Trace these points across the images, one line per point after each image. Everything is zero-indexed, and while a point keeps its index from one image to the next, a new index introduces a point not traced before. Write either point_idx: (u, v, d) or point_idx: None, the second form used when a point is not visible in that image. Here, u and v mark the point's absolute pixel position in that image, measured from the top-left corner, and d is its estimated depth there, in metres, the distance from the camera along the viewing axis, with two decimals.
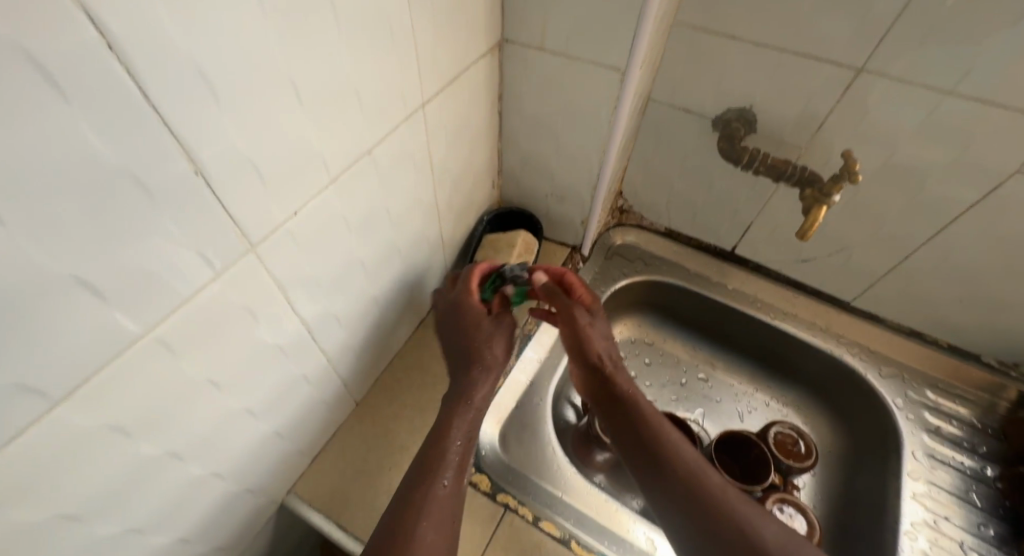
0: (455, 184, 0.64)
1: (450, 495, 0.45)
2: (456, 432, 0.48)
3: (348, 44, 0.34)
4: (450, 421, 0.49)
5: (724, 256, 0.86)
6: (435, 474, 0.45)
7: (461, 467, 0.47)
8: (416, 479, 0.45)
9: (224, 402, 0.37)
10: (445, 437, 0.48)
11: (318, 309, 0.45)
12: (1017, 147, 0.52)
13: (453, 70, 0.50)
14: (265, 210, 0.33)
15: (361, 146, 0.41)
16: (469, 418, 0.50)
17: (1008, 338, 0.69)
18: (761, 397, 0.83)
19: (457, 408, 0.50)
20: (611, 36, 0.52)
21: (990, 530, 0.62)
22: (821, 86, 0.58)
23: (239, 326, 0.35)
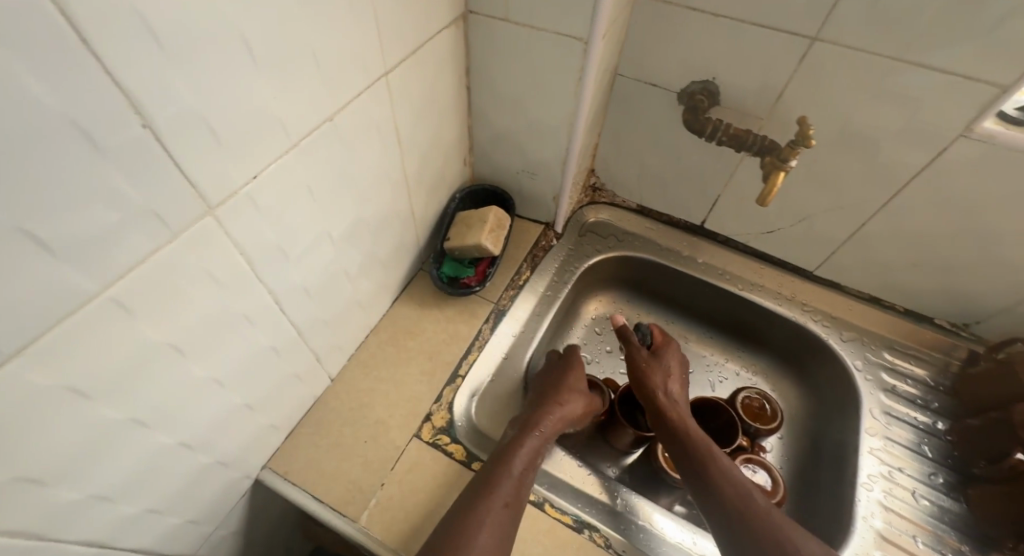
0: (424, 159, 0.64)
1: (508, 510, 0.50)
2: (517, 460, 0.54)
3: (301, 6, 0.34)
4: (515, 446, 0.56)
5: (694, 230, 0.88)
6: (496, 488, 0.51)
7: (518, 488, 0.52)
8: (479, 493, 0.51)
9: (188, 369, 0.37)
10: (507, 462, 0.54)
11: (285, 279, 0.45)
12: (959, 112, 0.54)
13: (416, 39, 0.50)
14: (223, 173, 0.33)
15: (322, 113, 0.41)
16: (531, 449, 0.56)
17: (959, 301, 0.72)
18: (731, 367, 0.86)
19: (522, 439, 0.57)
20: (571, 6, 0.52)
21: (940, 479, 0.66)
22: (778, 56, 0.59)
23: (198, 290, 0.35)
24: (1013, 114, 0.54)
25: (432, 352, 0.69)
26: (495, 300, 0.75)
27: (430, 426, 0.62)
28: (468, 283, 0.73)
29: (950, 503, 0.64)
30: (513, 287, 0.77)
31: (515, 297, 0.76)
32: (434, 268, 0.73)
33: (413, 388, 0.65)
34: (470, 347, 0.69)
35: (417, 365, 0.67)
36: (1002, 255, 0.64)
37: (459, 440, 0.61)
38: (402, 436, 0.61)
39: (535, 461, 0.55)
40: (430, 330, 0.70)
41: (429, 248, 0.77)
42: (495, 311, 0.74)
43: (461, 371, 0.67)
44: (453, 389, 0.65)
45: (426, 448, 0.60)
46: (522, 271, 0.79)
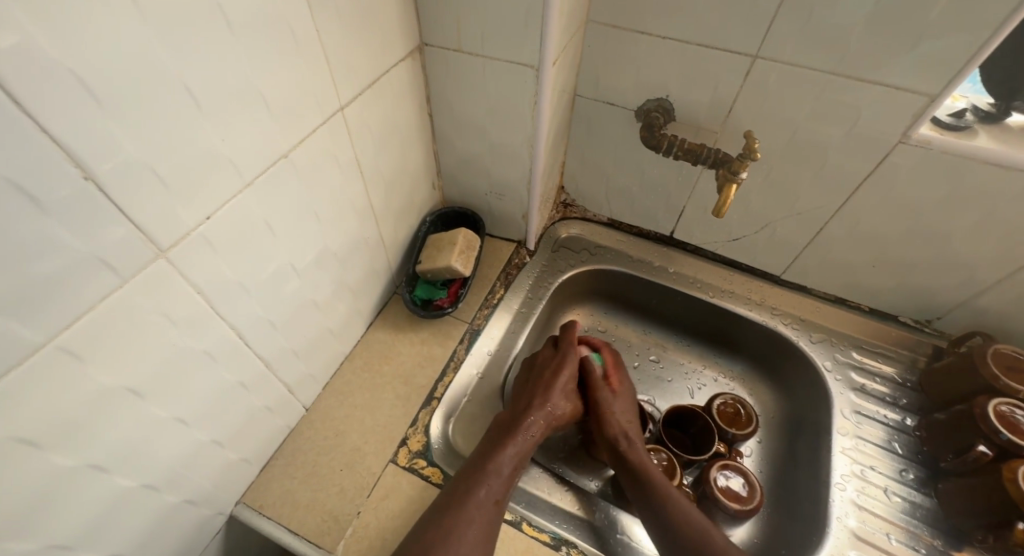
0: (390, 186, 0.65)
1: (473, 539, 0.50)
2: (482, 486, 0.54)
3: (246, 54, 0.36)
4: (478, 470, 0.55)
5: (663, 241, 0.89)
6: (460, 519, 0.51)
7: (485, 518, 0.52)
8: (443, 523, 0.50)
9: (145, 410, 0.38)
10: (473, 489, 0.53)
11: (248, 314, 0.45)
12: (896, 120, 0.57)
13: (371, 74, 0.52)
14: (173, 216, 0.34)
15: (276, 152, 0.42)
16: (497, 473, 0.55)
17: (919, 298, 0.74)
18: (709, 373, 0.87)
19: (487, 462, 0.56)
20: (520, 37, 0.54)
21: (910, 475, 0.67)
22: (725, 74, 0.62)
23: (151, 331, 0.36)
24: (945, 120, 0.58)
25: (407, 375, 0.69)
26: (470, 320, 0.75)
27: (406, 450, 0.62)
28: (441, 305, 0.73)
29: (921, 498, 0.65)
30: (487, 307, 0.77)
31: (490, 316, 0.76)
32: (407, 292, 0.74)
33: (389, 413, 0.65)
34: (445, 369, 0.70)
35: (392, 390, 0.67)
36: (952, 252, 0.66)
37: (435, 463, 0.61)
38: (378, 462, 0.61)
39: (516, 464, 0.57)
40: (405, 354, 0.71)
41: (401, 271, 0.77)
42: (469, 331, 0.74)
43: (437, 393, 0.67)
44: (429, 412, 0.65)
45: (402, 472, 0.60)
46: (495, 289, 0.80)
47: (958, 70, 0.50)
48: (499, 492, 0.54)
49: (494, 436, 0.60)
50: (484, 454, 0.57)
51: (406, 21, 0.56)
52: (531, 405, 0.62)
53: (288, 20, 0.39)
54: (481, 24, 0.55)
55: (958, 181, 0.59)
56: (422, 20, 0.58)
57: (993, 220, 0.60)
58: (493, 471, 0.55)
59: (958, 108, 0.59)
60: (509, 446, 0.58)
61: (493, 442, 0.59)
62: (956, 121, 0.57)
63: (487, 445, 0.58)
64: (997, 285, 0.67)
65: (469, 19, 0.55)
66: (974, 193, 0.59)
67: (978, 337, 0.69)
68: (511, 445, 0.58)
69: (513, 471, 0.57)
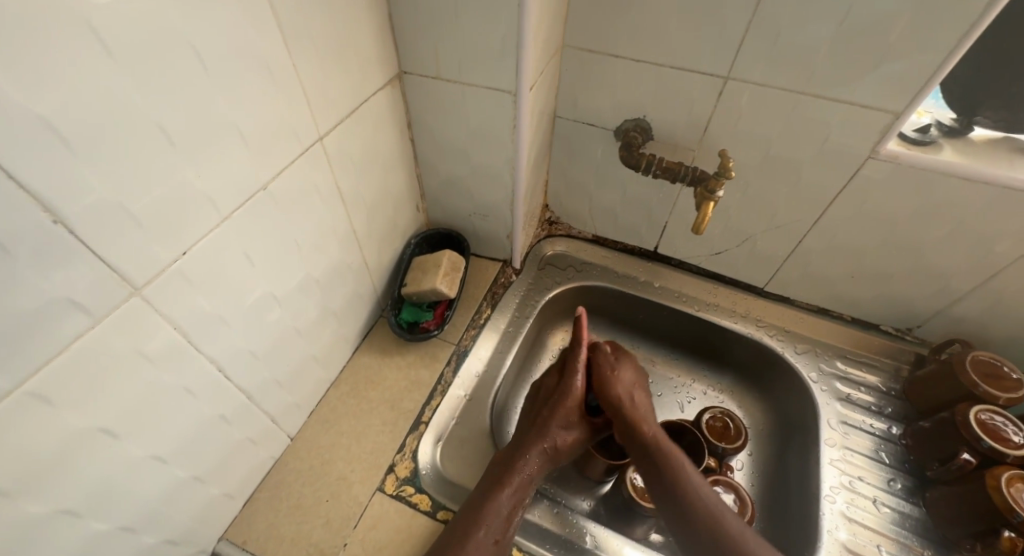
0: (373, 212, 0.65)
1: None
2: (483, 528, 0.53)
3: (222, 91, 0.36)
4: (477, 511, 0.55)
5: (648, 255, 0.90)
6: None
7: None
8: None
9: (120, 450, 0.37)
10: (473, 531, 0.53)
11: (228, 347, 0.45)
12: (865, 136, 0.58)
13: (350, 103, 0.53)
14: (147, 252, 0.34)
15: (254, 184, 0.42)
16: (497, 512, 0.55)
17: (898, 307, 0.76)
18: (699, 386, 0.86)
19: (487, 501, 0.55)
20: (497, 64, 0.56)
21: (898, 484, 0.67)
22: (699, 94, 0.64)
23: (126, 371, 0.35)
24: (911, 135, 0.60)
25: (394, 401, 0.68)
26: (457, 341, 0.75)
27: (393, 477, 0.61)
28: (428, 327, 0.74)
29: (910, 508, 0.66)
30: (473, 327, 0.77)
31: (476, 337, 0.76)
32: (392, 315, 0.74)
33: (375, 440, 0.64)
34: (432, 393, 0.69)
35: (379, 415, 0.67)
36: (927, 263, 0.68)
37: (424, 489, 0.60)
38: (365, 491, 0.60)
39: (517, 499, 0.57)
40: (391, 378, 0.70)
41: (386, 294, 0.77)
42: (456, 353, 0.74)
43: (424, 417, 0.67)
44: (416, 437, 0.65)
45: (389, 501, 0.59)
46: (481, 309, 0.80)
47: (920, 88, 0.52)
48: (499, 531, 0.54)
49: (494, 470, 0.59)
50: (483, 491, 0.57)
51: (384, 51, 0.56)
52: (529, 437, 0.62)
53: (264, 56, 0.39)
54: (458, 52, 0.56)
55: (927, 194, 0.60)
56: (400, 49, 0.59)
57: (963, 230, 0.62)
58: (492, 516, 0.54)
59: (923, 124, 0.61)
60: (507, 482, 0.57)
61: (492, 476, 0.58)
62: (921, 137, 0.59)
63: (486, 481, 0.58)
64: (971, 293, 0.68)
65: (447, 47, 0.56)
66: (943, 205, 0.61)
67: (956, 345, 0.71)
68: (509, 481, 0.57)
69: (512, 511, 0.56)
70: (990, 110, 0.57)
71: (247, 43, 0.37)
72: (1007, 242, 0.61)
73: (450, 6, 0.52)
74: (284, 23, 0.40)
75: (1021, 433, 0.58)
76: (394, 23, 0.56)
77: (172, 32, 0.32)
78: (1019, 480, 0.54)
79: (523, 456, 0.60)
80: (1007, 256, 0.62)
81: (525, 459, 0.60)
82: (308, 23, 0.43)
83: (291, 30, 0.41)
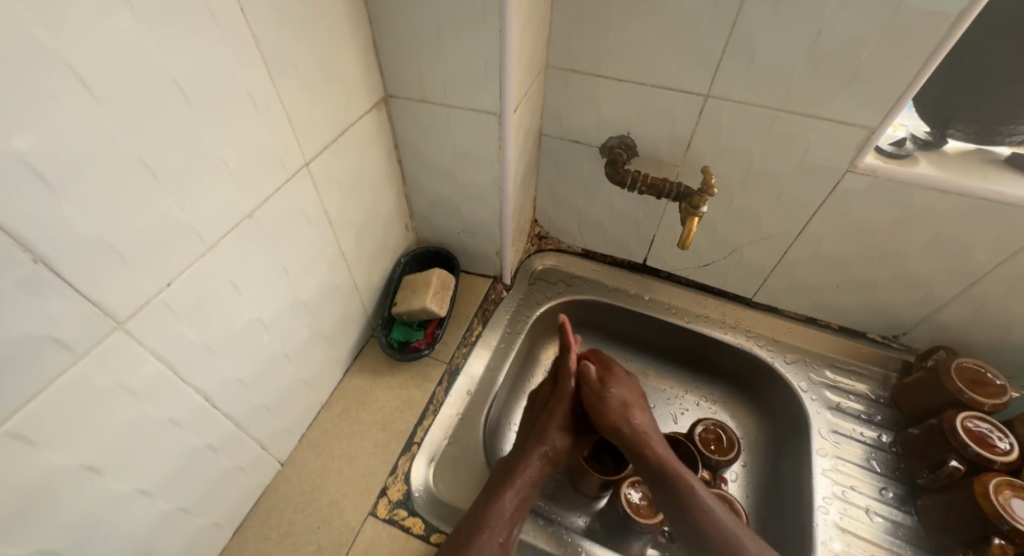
0: (361, 233, 0.65)
1: None
2: (488, 532, 0.54)
3: (205, 123, 0.37)
4: (481, 516, 0.55)
5: (637, 268, 0.90)
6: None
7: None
8: None
9: (102, 486, 0.37)
10: (479, 535, 0.53)
11: (215, 375, 0.45)
12: (843, 149, 0.60)
13: (336, 128, 0.53)
14: (131, 286, 0.35)
15: (239, 212, 0.42)
16: (501, 518, 0.55)
17: (884, 315, 0.77)
18: (691, 398, 0.86)
19: (489, 506, 0.56)
20: (481, 87, 0.56)
21: (890, 493, 0.68)
22: (680, 112, 0.65)
23: (109, 406, 0.35)
24: (888, 149, 0.61)
25: (386, 422, 0.68)
26: (448, 360, 0.75)
27: (385, 501, 0.60)
28: (418, 347, 0.73)
29: (903, 517, 0.66)
30: (465, 345, 0.77)
31: (468, 354, 0.76)
32: (383, 335, 0.73)
33: (367, 462, 0.64)
34: (424, 412, 0.69)
35: (370, 437, 0.66)
36: (909, 271, 0.69)
37: (417, 512, 0.60)
38: (357, 515, 0.59)
39: (519, 505, 0.58)
40: (383, 399, 0.70)
41: (377, 314, 0.77)
42: (448, 371, 0.74)
43: (416, 438, 0.66)
44: (408, 458, 0.64)
45: (382, 525, 0.59)
46: (473, 326, 0.80)
47: (895, 102, 0.54)
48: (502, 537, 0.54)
49: (495, 478, 0.60)
50: (484, 498, 0.57)
51: (369, 76, 0.57)
52: (531, 448, 0.63)
53: (248, 86, 0.40)
54: (442, 76, 0.57)
55: (905, 205, 0.62)
56: (385, 74, 0.59)
57: (942, 239, 0.63)
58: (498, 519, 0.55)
59: (899, 137, 0.62)
60: (509, 490, 0.58)
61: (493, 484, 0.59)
62: (897, 150, 0.61)
63: (487, 489, 0.59)
64: (954, 300, 0.69)
65: (431, 71, 0.57)
66: (921, 215, 0.62)
67: (942, 351, 0.72)
68: (511, 487, 0.58)
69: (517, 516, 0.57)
70: (963, 123, 0.59)
71: (230, 74, 0.38)
72: (985, 250, 0.62)
73: (433, 31, 0.53)
74: (266, 53, 0.41)
75: (1006, 439, 0.59)
76: (378, 48, 0.57)
77: (152, 68, 0.32)
78: (1008, 487, 0.54)
79: (524, 466, 0.61)
80: (986, 263, 0.63)
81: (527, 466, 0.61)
82: (291, 52, 0.44)
83: (274, 60, 0.42)
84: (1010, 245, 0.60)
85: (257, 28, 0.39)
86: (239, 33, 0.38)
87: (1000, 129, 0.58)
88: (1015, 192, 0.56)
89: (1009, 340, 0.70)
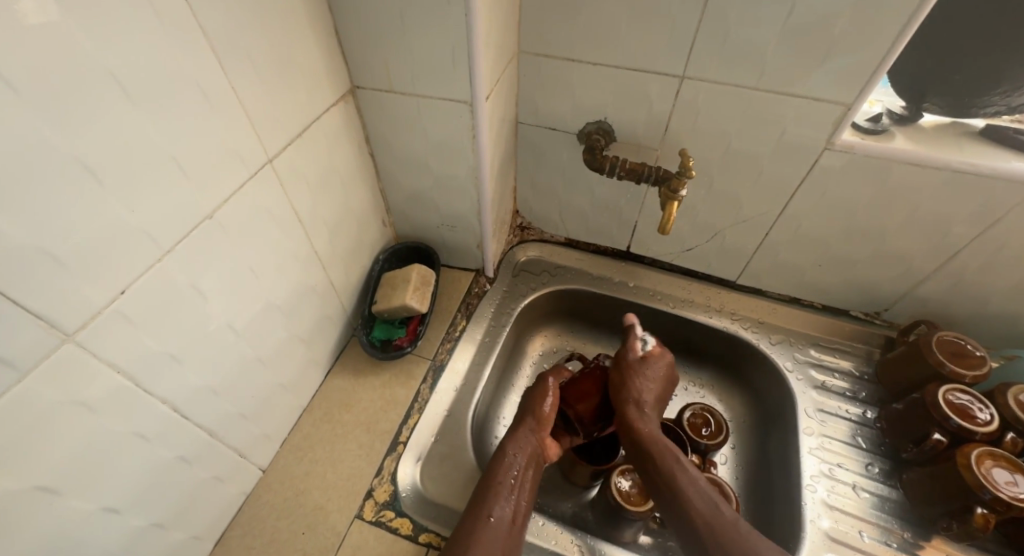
0: (335, 231, 0.63)
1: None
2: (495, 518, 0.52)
3: (152, 123, 0.35)
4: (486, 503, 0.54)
5: (622, 255, 0.89)
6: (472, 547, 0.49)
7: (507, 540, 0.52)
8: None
9: (63, 506, 0.36)
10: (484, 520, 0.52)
11: (181, 386, 0.43)
12: (820, 126, 0.59)
13: (299, 123, 0.51)
14: (79, 298, 0.33)
15: (197, 213, 0.41)
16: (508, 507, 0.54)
17: (865, 292, 0.77)
18: (680, 382, 0.86)
19: (493, 495, 0.54)
20: (450, 76, 0.55)
21: (876, 468, 0.68)
22: (657, 94, 0.64)
23: (64, 422, 0.34)
24: (864, 125, 0.61)
25: (369, 422, 0.66)
26: (432, 356, 0.73)
27: (372, 503, 0.59)
28: (401, 344, 0.71)
29: (889, 491, 0.66)
30: (449, 340, 0.76)
31: (453, 350, 0.75)
32: (364, 334, 0.72)
33: (352, 465, 0.62)
34: (410, 411, 0.67)
35: (354, 439, 0.65)
36: (890, 246, 0.69)
37: (405, 513, 0.59)
38: (342, 519, 0.58)
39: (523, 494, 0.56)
40: (366, 399, 0.69)
41: (357, 313, 0.75)
42: (432, 368, 0.72)
43: (402, 437, 0.65)
44: (395, 459, 0.63)
45: (368, 527, 0.58)
46: (456, 322, 0.78)
47: (868, 79, 0.53)
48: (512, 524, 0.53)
49: (493, 470, 0.58)
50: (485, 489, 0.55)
51: (333, 67, 0.55)
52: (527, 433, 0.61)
53: (198, 80, 0.38)
54: (409, 65, 0.55)
55: (883, 181, 0.62)
56: (350, 65, 0.57)
57: (920, 214, 0.63)
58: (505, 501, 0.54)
59: (874, 113, 0.62)
60: (511, 483, 0.56)
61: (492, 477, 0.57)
62: (873, 126, 0.60)
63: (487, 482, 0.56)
64: (934, 273, 0.69)
65: (398, 61, 0.55)
66: (899, 191, 0.62)
67: (923, 326, 0.72)
68: (513, 481, 0.56)
69: (523, 511, 0.55)
70: (937, 96, 0.59)
71: (176, 69, 0.36)
72: (962, 223, 0.62)
73: (396, 18, 0.51)
74: (218, 46, 0.39)
75: (987, 410, 0.59)
76: (341, 38, 0.55)
77: (88, 66, 0.30)
78: (988, 457, 0.55)
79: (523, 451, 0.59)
80: (964, 237, 0.64)
81: (525, 449, 0.60)
82: (245, 43, 0.41)
83: (226, 53, 0.40)
84: (988, 217, 0.60)
85: (204, 19, 0.37)
86: (184, 23, 0.35)
87: (973, 101, 0.58)
88: (990, 164, 0.56)
89: (988, 311, 0.71)
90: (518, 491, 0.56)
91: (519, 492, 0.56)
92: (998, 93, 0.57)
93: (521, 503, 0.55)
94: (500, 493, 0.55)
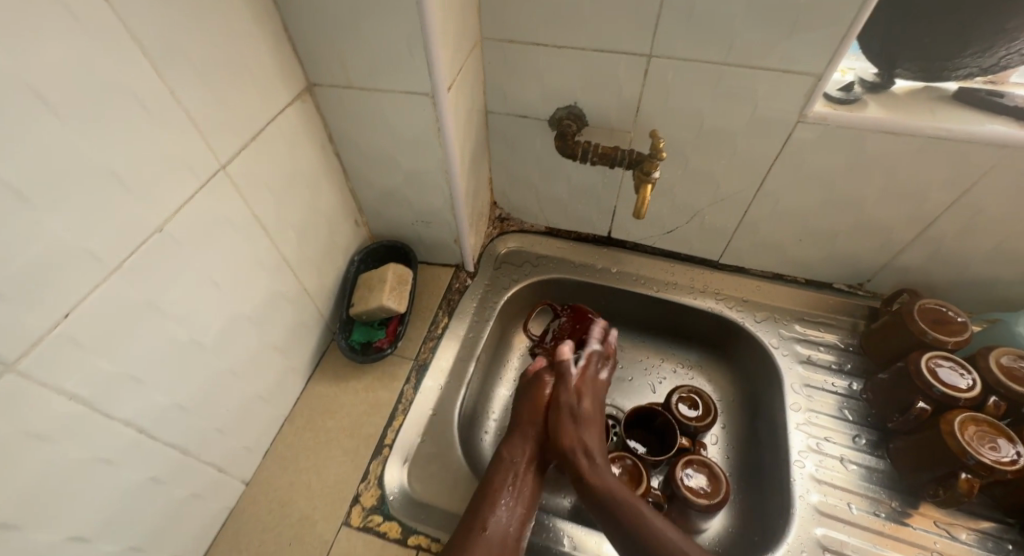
0: (304, 235, 0.62)
1: None
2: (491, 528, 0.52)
3: (82, 134, 0.33)
4: (483, 511, 0.53)
5: (603, 242, 0.88)
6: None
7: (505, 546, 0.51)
8: None
9: (25, 541, 0.35)
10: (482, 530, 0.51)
11: (146, 407, 0.42)
12: (791, 99, 0.58)
13: (253, 126, 0.49)
14: (17, 324, 0.32)
15: (146, 226, 0.39)
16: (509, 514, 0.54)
17: (846, 264, 0.76)
18: (668, 365, 0.85)
19: (490, 502, 0.54)
20: (410, 68, 0.53)
21: (863, 440, 0.68)
22: (626, 75, 0.62)
23: (15, 454, 0.33)
24: (836, 95, 0.60)
25: (353, 427, 0.65)
26: (414, 356, 0.72)
27: (360, 508, 0.59)
28: (381, 345, 0.71)
29: (876, 461, 0.66)
30: (431, 338, 0.74)
31: (436, 348, 0.73)
32: (343, 338, 0.70)
33: (337, 471, 0.62)
34: (394, 413, 0.66)
35: (339, 445, 0.64)
36: (869, 217, 0.68)
37: (393, 516, 0.58)
38: (330, 526, 0.57)
39: (523, 502, 0.56)
40: (350, 404, 0.67)
41: (335, 316, 0.73)
42: (416, 368, 0.71)
43: (388, 440, 0.64)
44: (381, 462, 0.62)
45: (357, 533, 0.57)
46: (438, 319, 0.77)
47: (837, 48, 0.52)
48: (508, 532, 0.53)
49: (492, 477, 0.57)
50: (482, 498, 0.55)
51: (286, 65, 0.53)
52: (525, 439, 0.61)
53: (132, 88, 0.36)
54: (365, 58, 0.53)
55: (858, 151, 0.61)
56: (304, 62, 0.55)
57: (897, 183, 0.63)
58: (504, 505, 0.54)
59: (846, 81, 0.61)
60: (511, 492, 0.56)
61: (490, 484, 0.56)
62: (845, 95, 0.59)
63: (484, 490, 0.56)
64: (914, 242, 0.69)
65: (353, 54, 0.53)
66: (874, 161, 0.61)
67: (905, 295, 0.72)
68: (511, 488, 0.56)
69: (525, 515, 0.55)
70: (910, 62, 0.58)
71: (105, 77, 0.34)
72: (939, 190, 0.62)
73: (346, 10, 0.49)
74: (151, 51, 0.37)
75: (969, 375, 0.59)
76: (291, 34, 0.52)
77: (2, 80, 0.29)
78: (971, 423, 0.55)
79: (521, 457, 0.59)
80: (941, 203, 0.63)
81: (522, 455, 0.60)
82: (183, 45, 0.39)
83: (162, 58, 0.38)
84: (963, 182, 0.60)
85: (133, 23, 0.35)
86: (106, 28, 0.33)
87: (945, 64, 0.57)
88: (964, 127, 0.55)
89: (969, 276, 0.70)
90: (516, 497, 0.55)
91: (519, 500, 0.55)
92: (970, 55, 0.56)
93: (521, 509, 0.55)
94: (498, 500, 0.54)
